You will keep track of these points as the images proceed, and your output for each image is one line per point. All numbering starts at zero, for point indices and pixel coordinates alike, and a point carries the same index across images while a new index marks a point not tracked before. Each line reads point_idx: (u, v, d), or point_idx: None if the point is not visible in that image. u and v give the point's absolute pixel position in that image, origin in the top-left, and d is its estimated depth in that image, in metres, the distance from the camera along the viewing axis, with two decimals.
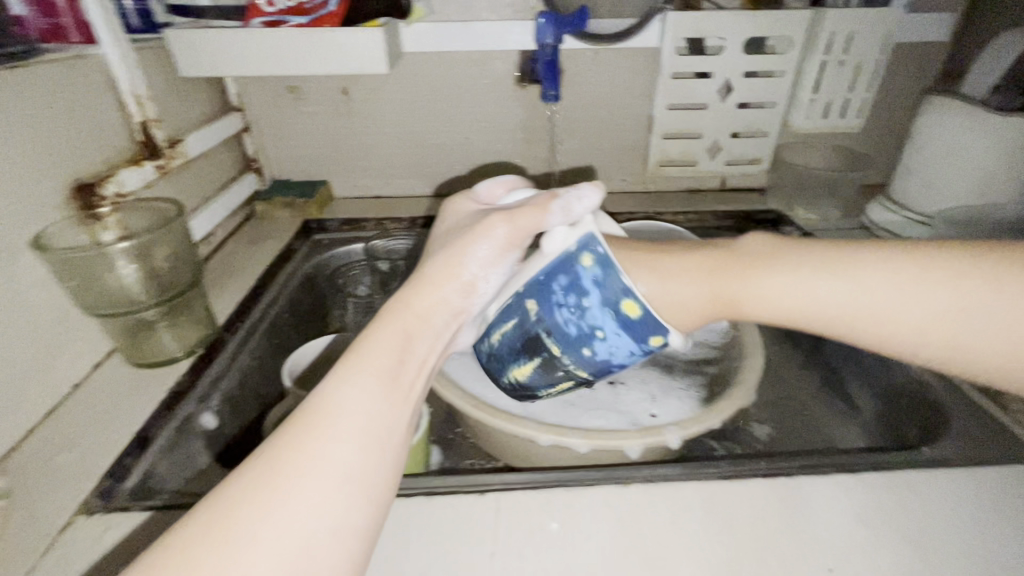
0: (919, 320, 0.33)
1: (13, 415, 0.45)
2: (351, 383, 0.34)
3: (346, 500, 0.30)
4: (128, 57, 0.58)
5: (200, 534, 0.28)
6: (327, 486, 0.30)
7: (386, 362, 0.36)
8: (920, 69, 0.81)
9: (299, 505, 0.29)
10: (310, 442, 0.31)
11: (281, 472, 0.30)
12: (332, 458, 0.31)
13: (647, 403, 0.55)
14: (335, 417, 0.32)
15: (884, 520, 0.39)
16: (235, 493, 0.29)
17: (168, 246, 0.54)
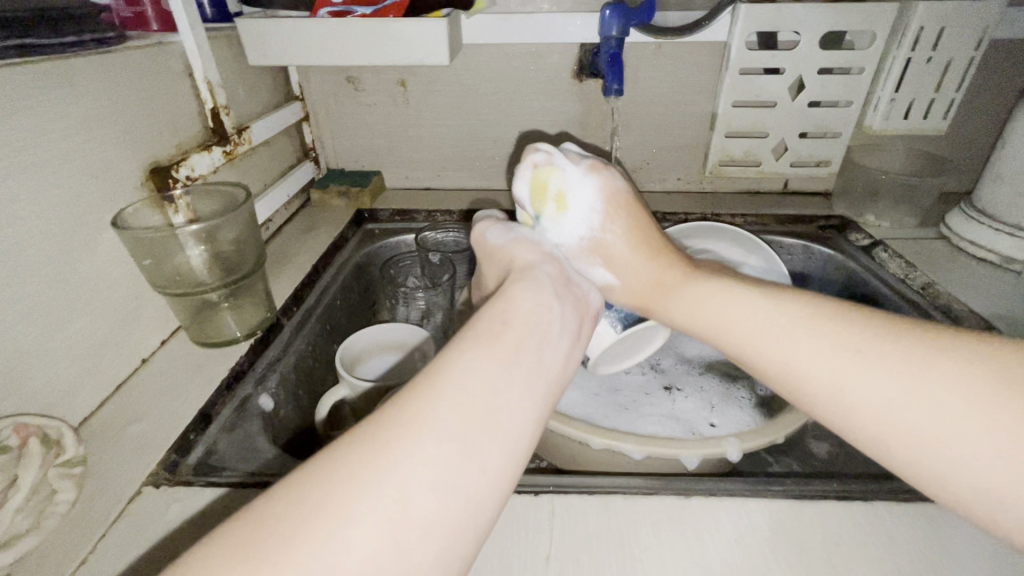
0: (826, 376, 0.33)
1: (89, 384, 0.47)
2: (466, 354, 0.30)
3: (456, 475, 0.26)
4: (204, 46, 0.60)
5: (295, 497, 0.25)
6: (437, 458, 0.26)
7: (496, 336, 0.31)
8: (1016, 68, 0.74)
9: (403, 474, 0.25)
10: (422, 410, 0.27)
11: (386, 433, 0.26)
12: (442, 427, 0.26)
13: (706, 412, 0.54)
14: (447, 387, 0.28)
15: (973, 555, 0.36)
16: (350, 450, 0.26)
17: (233, 230, 0.55)
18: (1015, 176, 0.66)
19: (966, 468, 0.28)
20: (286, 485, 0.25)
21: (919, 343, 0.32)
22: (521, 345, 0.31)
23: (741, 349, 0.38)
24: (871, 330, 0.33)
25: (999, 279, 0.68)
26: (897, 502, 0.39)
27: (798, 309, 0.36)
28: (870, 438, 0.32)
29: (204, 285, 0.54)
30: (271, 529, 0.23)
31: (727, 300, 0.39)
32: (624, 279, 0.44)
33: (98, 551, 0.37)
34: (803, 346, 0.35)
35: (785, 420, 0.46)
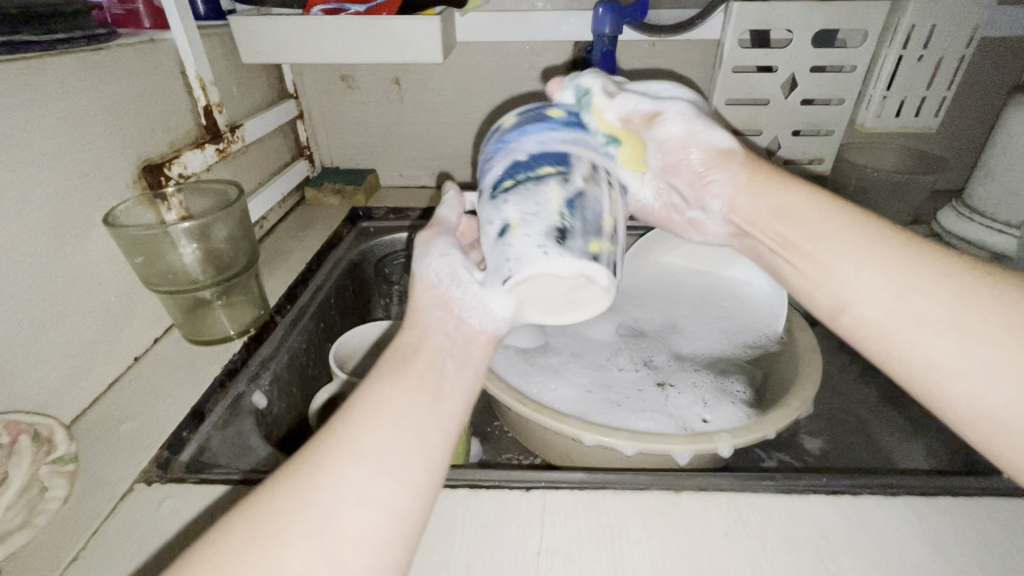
0: (890, 308, 0.33)
1: (81, 383, 0.47)
2: (378, 387, 0.31)
3: (370, 493, 0.27)
4: (196, 43, 0.60)
5: (232, 534, 0.25)
6: (348, 483, 0.27)
7: (408, 365, 0.33)
8: (1007, 67, 0.75)
9: (316, 503, 0.26)
10: (332, 448, 0.28)
11: (296, 475, 0.27)
12: (353, 454, 0.28)
13: (698, 408, 0.54)
14: (357, 417, 0.29)
15: (963, 549, 0.36)
16: (278, 487, 0.27)
17: (226, 228, 0.55)
18: (1005, 174, 0.67)
19: (972, 401, 0.30)
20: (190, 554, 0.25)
21: (969, 277, 0.32)
22: (433, 371, 0.33)
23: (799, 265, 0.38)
24: (902, 250, 0.34)
25: None
26: (886, 497, 0.39)
27: (852, 219, 0.36)
28: (880, 342, 0.33)
29: (196, 282, 0.54)
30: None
31: (781, 209, 0.39)
32: (722, 195, 0.41)
33: (89, 548, 0.37)
34: (859, 272, 0.34)
35: (777, 416, 0.46)
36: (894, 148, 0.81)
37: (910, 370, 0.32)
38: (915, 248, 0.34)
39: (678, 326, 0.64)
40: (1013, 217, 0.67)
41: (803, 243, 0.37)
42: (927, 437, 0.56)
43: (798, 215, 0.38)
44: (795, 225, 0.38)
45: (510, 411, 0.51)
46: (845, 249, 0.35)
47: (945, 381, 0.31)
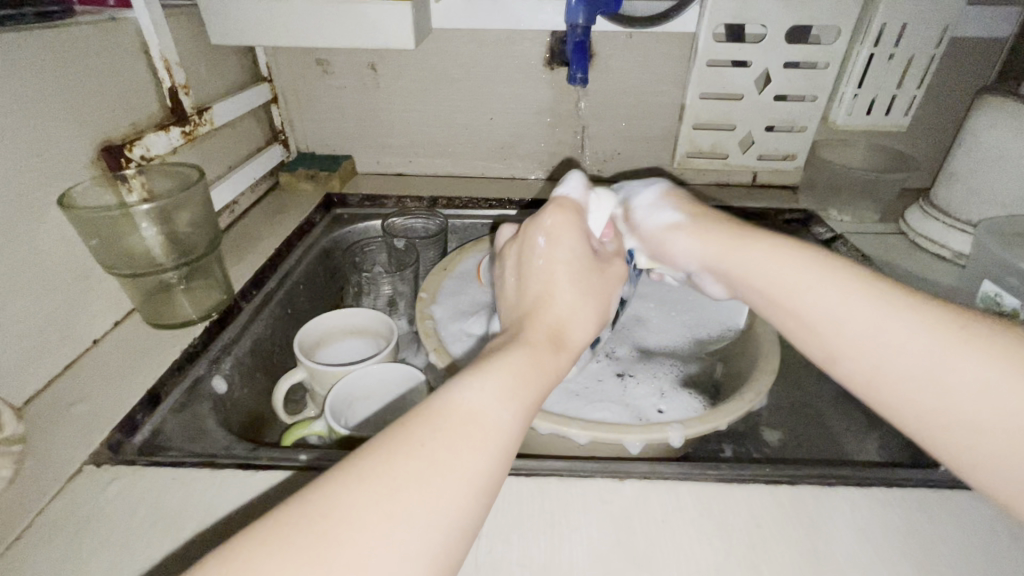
0: (874, 341, 0.33)
1: (32, 366, 0.47)
2: (504, 400, 0.30)
3: (465, 517, 0.26)
4: (161, 22, 0.59)
5: (327, 515, 0.25)
6: (466, 502, 0.27)
7: (520, 370, 0.32)
8: (977, 68, 0.76)
9: (434, 518, 0.25)
10: (443, 446, 0.27)
11: (419, 477, 0.26)
12: (474, 481, 0.27)
13: (656, 399, 0.55)
14: (484, 435, 0.28)
15: (893, 539, 0.37)
16: (385, 477, 0.26)
17: (187, 212, 0.54)
18: (969, 174, 0.67)
19: (988, 452, 0.30)
20: (289, 519, 0.24)
21: (949, 325, 0.32)
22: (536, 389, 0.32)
23: (783, 315, 0.38)
24: (874, 288, 0.35)
25: (951, 275, 0.69)
26: (824, 488, 0.40)
27: (781, 247, 0.39)
28: (882, 399, 0.34)
29: (158, 265, 0.54)
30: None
31: (753, 251, 0.41)
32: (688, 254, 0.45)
33: (32, 529, 0.37)
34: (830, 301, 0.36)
35: (728, 408, 0.47)
36: (865, 146, 0.82)
37: (916, 394, 0.32)
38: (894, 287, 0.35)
39: (643, 318, 0.65)
40: (974, 217, 0.68)
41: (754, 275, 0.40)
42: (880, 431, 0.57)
43: (778, 266, 0.39)
44: (757, 284, 0.40)
45: None
46: (833, 292, 0.36)
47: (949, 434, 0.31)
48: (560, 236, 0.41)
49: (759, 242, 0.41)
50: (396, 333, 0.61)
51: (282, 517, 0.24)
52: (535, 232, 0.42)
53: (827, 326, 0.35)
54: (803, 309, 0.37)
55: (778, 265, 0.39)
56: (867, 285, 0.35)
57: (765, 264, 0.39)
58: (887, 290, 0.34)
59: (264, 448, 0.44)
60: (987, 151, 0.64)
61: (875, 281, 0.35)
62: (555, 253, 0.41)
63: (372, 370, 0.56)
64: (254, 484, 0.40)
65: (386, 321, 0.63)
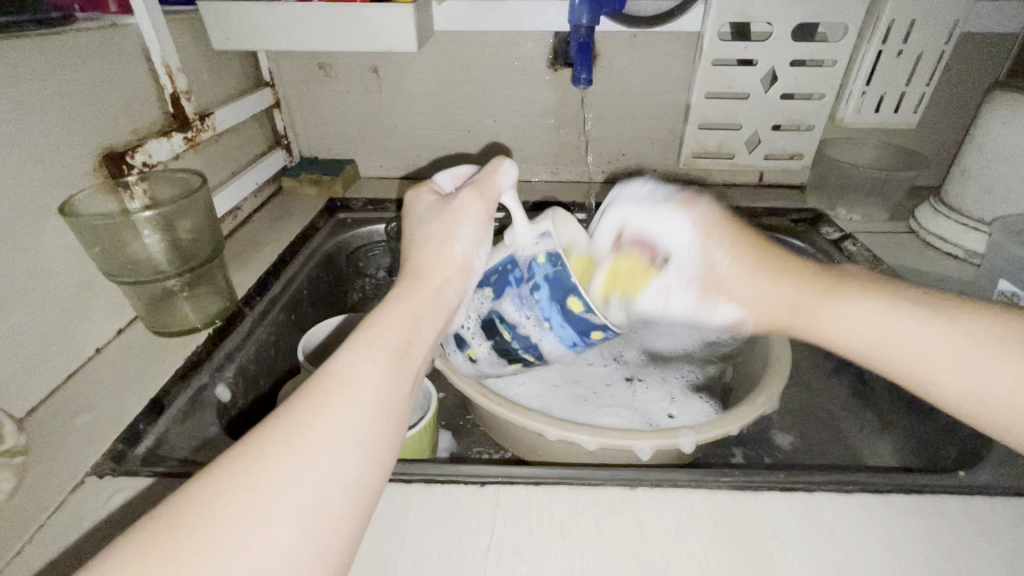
0: (919, 356, 0.36)
1: (34, 376, 0.46)
2: (361, 356, 0.31)
3: (348, 476, 0.27)
4: (163, 28, 0.59)
5: (199, 500, 0.25)
6: (331, 457, 0.27)
7: (393, 340, 0.33)
8: (987, 64, 0.75)
9: (296, 479, 0.26)
10: (307, 413, 0.28)
11: (271, 445, 0.26)
12: (351, 436, 0.28)
13: (666, 403, 0.55)
14: (343, 389, 0.29)
15: (914, 547, 0.36)
16: (255, 453, 0.26)
17: (190, 218, 0.54)
18: (982, 171, 0.66)
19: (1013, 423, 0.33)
20: (160, 512, 0.24)
21: (897, 295, 0.38)
22: (406, 351, 0.33)
23: (818, 328, 0.41)
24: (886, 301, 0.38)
25: (964, 275, 0.68)
26: (841, 494, 0.39)
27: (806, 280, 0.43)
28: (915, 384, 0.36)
29: (160, 273, 0.54)
30: (163, 559, 0.23)
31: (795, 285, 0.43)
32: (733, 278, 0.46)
33: (34, 543, 0.36)
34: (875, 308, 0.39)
35: (741, 412, 0.46)
36: (874, 144, 0.81)
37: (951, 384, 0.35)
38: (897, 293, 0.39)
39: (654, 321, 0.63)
40: (987, 215, 0.67)
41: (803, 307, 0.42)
42: (895, 434, 0.56)
43: (842, 309, 0.39)
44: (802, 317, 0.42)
45: (475, 406, 0.50)
46: (858, 314, 0.39)
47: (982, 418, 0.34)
48: (443, 214, 0.43)
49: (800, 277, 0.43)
50: None
51: (145, 522, 0.24)
52: (416, 218, 0.45)
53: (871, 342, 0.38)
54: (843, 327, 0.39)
55: (825, 304, 0.40)
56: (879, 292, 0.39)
57: (828, 309, 0.40)
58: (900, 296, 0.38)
59: None
60: (1000, 147, 0.63)
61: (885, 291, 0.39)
62: (432, 234, 0.42)
63: None
64: None
65: None
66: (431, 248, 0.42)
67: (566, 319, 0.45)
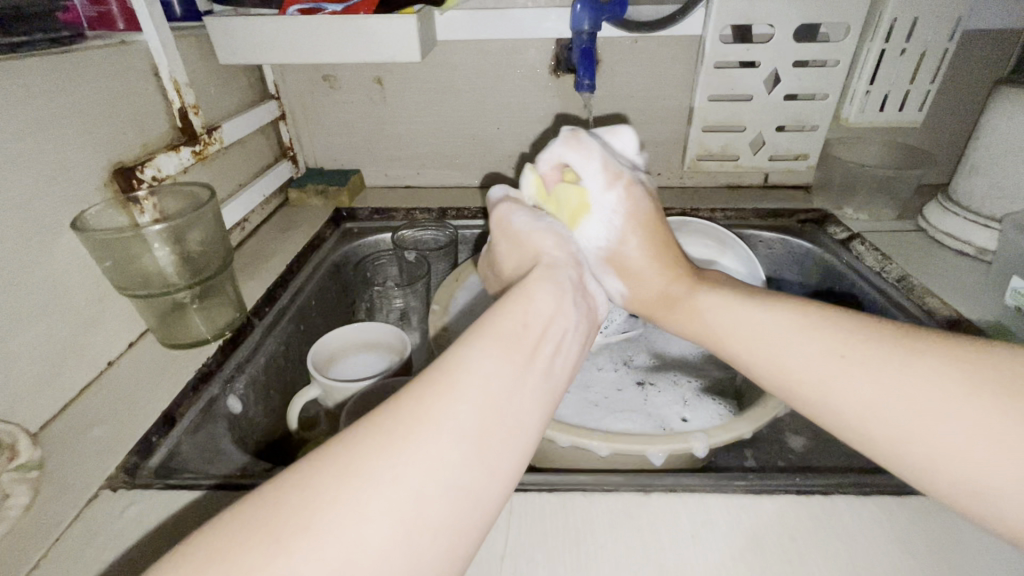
0: (857, 393, 0.32)
1: (48, 390, 0.47)
2: (480, 347, 0.29)
3: (462, 474, 0.25)
4: (169, 43, 0.60)
5: (313, 477, 0.24)
6: (463, 451, 0.26)
7: (513, 331, 0.31)
8: (991, 59, 0.74)
9: (410, 471, 0.25)
10: (425, 405, 0.27)
11: (386, 437, 0.25)
12: (464, 432, 0.26)
13: (679, 407, 0.55)
14: (457, 382, 0.28)
15: (937, 550, 0.35)
16: (369, 436, 0.26)
17: (200, 230, 0.55)
18: (990, 168, 0.66)
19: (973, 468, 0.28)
20: (277, 485, 0.25)
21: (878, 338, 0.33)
22: (526, 341, 0.31)
23: (810, 359, 0.35)
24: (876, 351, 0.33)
25: (976, 271, 0.67)
26: (859, 497, 0.39)
27: (784, 312, 0.38)
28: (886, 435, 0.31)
29: (171, 285, 0.54)
30: (273, 532, 0.23)
31: (739, 313, 0.40)
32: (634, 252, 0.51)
33: (50, 556, 0.37)
34: (784, 347, 0.36)
35: (753, 415, 0.45)
36: (879, 143, 0.80)
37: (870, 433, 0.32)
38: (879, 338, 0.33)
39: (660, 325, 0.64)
40: (997, 211, 0.67)
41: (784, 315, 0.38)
42: None
43: (771, 328, 0.38)
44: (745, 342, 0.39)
45: None
46: (809, 346, 0.35)
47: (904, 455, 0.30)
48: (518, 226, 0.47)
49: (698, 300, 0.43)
50: (409, 348, 0.62)
51: (265, 490, 0.25)
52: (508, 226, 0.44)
53: (819, 386, 0.34)
54: (805, 369, 0.35)
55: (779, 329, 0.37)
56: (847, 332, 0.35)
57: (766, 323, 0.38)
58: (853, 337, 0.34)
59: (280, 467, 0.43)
60: (1008, 142, 0.62)
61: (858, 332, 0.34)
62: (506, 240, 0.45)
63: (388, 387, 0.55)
64: None
65: (399, 335, 0.63)
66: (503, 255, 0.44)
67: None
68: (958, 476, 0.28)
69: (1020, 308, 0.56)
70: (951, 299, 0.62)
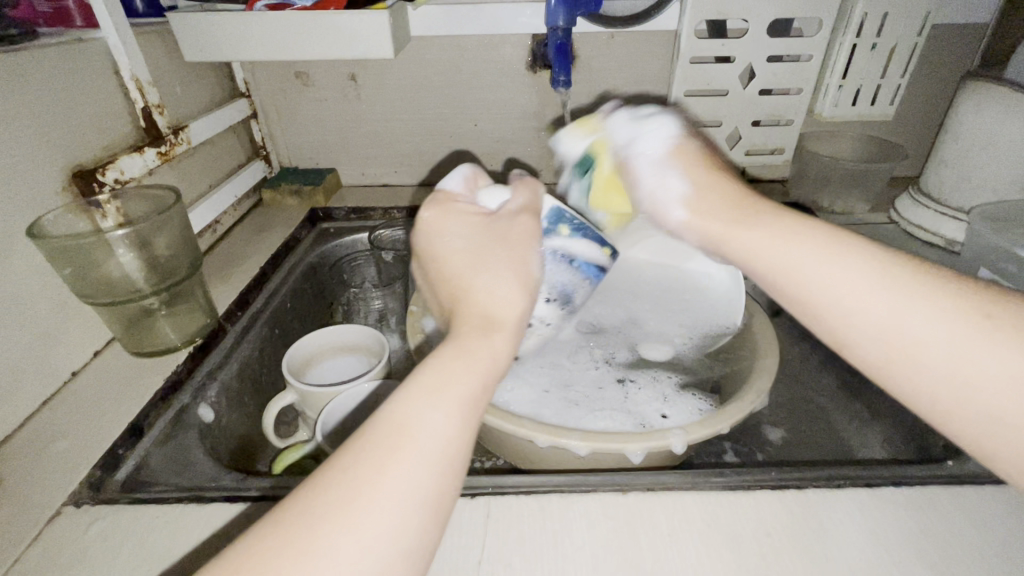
0: (937, 369, 0.28)
1: (7, 404, 0.45)
2: (431, 405, 0.28)
3: (419, 539, 0.26)
4: (130, 40, 0.58)
5: (262, 551, 0.24)
6: (397, 524, 0.25)
7: (467, 383, 0.29)
8: (959, 54, 0.75)
9: (366, 545, 0.24)
10: (376, 475, 0.26)
11: (338, 511, 0.25)
12: (419, 496, 0.26)
13: (659, 403, 0.55)
14: (411, 445, 0.27)
15: (906, 541, 0.36)
16: (318, 508, 0.25)
17: (165, 233, 0.53)
18: (957, 161, 0.67)
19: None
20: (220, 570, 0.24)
21: (952, 292, 0.29)
22: (480, 390, 0.30)
23: (836, 324, 0.32)
24: (957, 308, 0.28)
25: (945, 263, 0.68)
26: (831, 490, 0.39)
27: (843, 244, 0.33)
28: (940, 403, 0.28)
29: (136, 291, 0.52)
30: None
31: (792, 244, 0.34)
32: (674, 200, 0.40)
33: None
34: (848, 306, 0.31)
35: (730, 410, 0.46)
36: (852, 137, 0.81)
37: (920, 396, 0.29)
38: (955, 292, 0.29)
39: (639, 322, 0.64)
40: (965, 203, 0.68)
41: (845, 250, 0.32)
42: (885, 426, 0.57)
43: (827, 279, 0.32)
44: (794, 276, 0.33)
45: None
46: (866, 295, 0.30)
47: (974, 433, 0.28)
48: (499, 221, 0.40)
49: (738, 217, 0.37)
50: (388, 349, 0.60)
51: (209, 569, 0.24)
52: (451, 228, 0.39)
53: (870, 326, 0.30)
54: (861, 317, 0.30)
55: (834, 278, 0.32)
56: (919, 277, 0.30)
57: (823, 267, 0.32)
58: (919, 281, 0.30)
59: (253, 477, 0.42)
60: (975, 135, 0.64)
61: (917, 273, 0.30)
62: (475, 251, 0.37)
63: (365, 391, 0.54)
64: (238, 517, 0.38)
65: (378, 337, 0.61)
66: (460, 271, 0.36)
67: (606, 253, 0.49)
68: (1017, 463, 0.27)
69: None
70: None
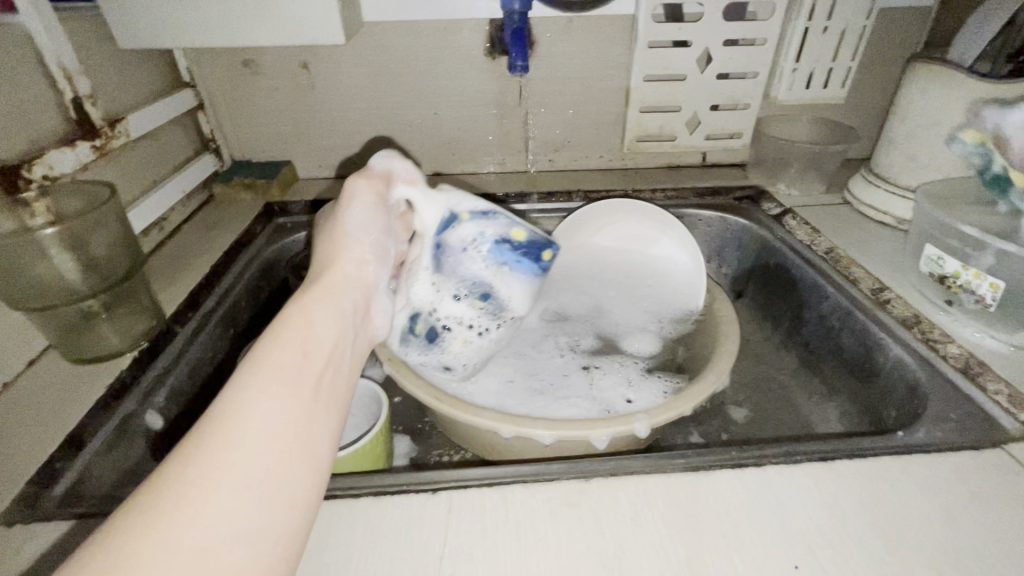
0: None
1: None
2: (249, 388, 0.28)
3: (257, 518, 0.25)
4: (54, 26, 0.54)
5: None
6: (227, 506, 0.24)
7: (288, 358, 0.30)
8: (906, 37, 0.77)
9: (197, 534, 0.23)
10: (197, 466, 0.25)
11: (153, 515, 0.23)
12: (248, 476, 0.25)
13: (624, 388, 0.55)
14: (229, 426, 0.26)
15: (859, 511, 0.37)
16: (136, 520, 0.23)
17: (102, 233, 0.51)
18: (905, 140, 0.69)
19: None
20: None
21: None
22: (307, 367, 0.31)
23: None
24: None
25: (895, 240, 0.70)
26: (789, 466, 0.40)
27: None
28: None
29: (74, 294, 0.50)
30: None
31: None
32: None
33: None
34: None
35: (691, 393, 0.46)
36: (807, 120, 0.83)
37: None
38: None
39: (604, 308, 0.64)
40: (913, 182, 0.70)
41: None
42: (841, 400, 0.59)
43: None
44: None
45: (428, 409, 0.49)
46: None
47: None
48: (325, 235, 0.42)
49: None
50: None
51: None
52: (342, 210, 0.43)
53: None
54: None
55: None
56: None
57: None
58: None
59: None
60: (922, 115, 0.65)
61: None
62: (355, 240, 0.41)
63: None
64: None
65: None
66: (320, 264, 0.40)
67: (514, 246, 0.48)
68: None
69: (935, 275, 0.56)
70: (877, 267, 0.64)
